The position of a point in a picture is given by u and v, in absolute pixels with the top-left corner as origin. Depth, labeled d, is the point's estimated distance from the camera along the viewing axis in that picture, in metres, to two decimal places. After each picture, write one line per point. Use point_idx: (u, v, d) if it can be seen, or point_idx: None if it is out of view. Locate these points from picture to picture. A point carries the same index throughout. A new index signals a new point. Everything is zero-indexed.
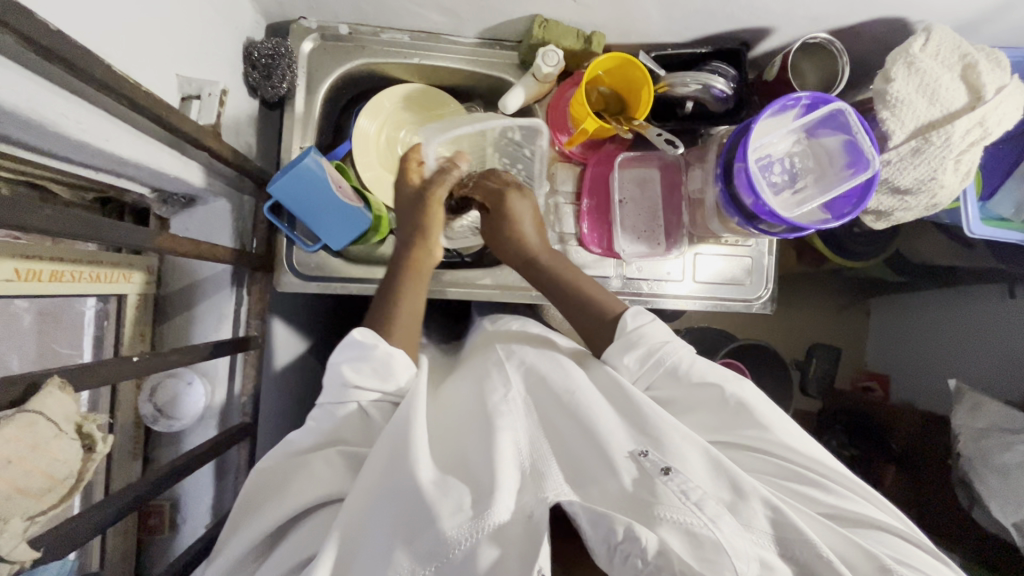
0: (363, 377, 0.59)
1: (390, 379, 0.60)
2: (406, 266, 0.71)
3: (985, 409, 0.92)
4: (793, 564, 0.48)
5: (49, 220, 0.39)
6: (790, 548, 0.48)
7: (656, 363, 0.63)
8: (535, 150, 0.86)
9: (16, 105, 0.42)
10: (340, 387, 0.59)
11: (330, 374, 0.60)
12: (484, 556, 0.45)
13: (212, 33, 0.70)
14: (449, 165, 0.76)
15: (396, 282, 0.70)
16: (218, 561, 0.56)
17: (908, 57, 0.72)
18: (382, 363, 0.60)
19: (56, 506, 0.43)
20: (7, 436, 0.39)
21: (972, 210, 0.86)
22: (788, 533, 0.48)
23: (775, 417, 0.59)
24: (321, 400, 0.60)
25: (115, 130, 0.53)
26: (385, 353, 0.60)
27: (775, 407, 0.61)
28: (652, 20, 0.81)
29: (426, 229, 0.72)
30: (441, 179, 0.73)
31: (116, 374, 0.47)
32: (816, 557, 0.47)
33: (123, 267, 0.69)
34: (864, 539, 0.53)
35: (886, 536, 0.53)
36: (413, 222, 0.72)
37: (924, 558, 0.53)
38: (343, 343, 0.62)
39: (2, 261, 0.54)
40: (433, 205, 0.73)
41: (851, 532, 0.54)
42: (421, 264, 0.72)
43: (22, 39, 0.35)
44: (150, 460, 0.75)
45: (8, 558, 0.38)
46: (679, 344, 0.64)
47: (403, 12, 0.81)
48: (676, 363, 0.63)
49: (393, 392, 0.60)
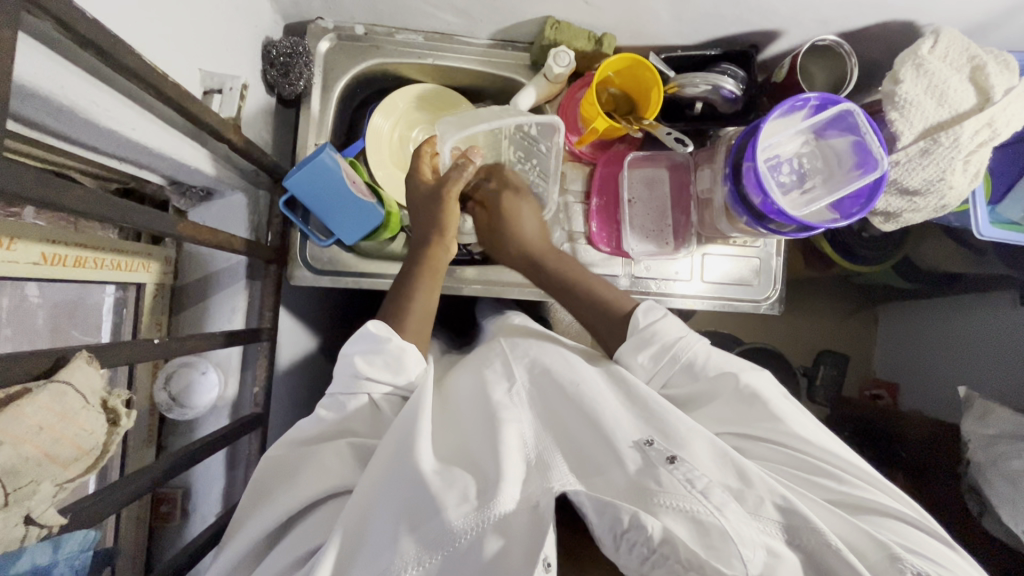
0: (375, 369, 0.60)
1: (402, 373, 0.61)
2: (424, 267, 0.72)
3: (995, 416, 0.92)
4: (802, 552, 0.48)
5: (79, 201, 0.40)
6: (798, 536, 0.48)
7: (671, 359, 0.64)
8: (551, 147, 0.83)
9: (50, 90, 0.44)
10: (352, 378, 0.60)
11: (342, 365, 0.61)
12: (490, 545, 0.45)
13: (232, 30, 0.72)
14: (464, 162, 0.74)
15: (412, 278, 0.71)
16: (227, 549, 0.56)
17: (916, 58, 0.73)
18: (394, 358, 0.61)
19: (79, 476, 0.45)
20: (40, 404, 0.40)
21: (981, 213, 0.86)
22: (797, 522, 0.48)
23: (789, 410, 0.60)
24: (332, 390, 0.61)
25: (140, 119, 0.55)
26: (398, 348, 0.61)
27: (789, 400, 0.62)
28: (662, 22, 0.82)
29: (442, 226, 0.73)
30: (455, 176, 0.73)
31: (138, 353, 0.48)
32: (824, 545, 0.47)
33: (143, 256, 0.70)
34: (877, 527, 0.53)
35: (899, 526, 0.53)
36: (429, 220, 0.73)
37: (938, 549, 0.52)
38: (356, 335, 0.62)
39: (30, 245, 0.57)
40: (448, 203, 0.73)
41: (861, 519, 0.54)
42: (436, 262, 0.73)
43: (60, 24, 0.37)
44: (163, 447, 0.76)
45: (38, 521, 0.40)
46: (695, 338, 0.65)
47: (418, 12, 0.83)
48: (691, 359, 0.64)
49: (404, 386, 0.61)
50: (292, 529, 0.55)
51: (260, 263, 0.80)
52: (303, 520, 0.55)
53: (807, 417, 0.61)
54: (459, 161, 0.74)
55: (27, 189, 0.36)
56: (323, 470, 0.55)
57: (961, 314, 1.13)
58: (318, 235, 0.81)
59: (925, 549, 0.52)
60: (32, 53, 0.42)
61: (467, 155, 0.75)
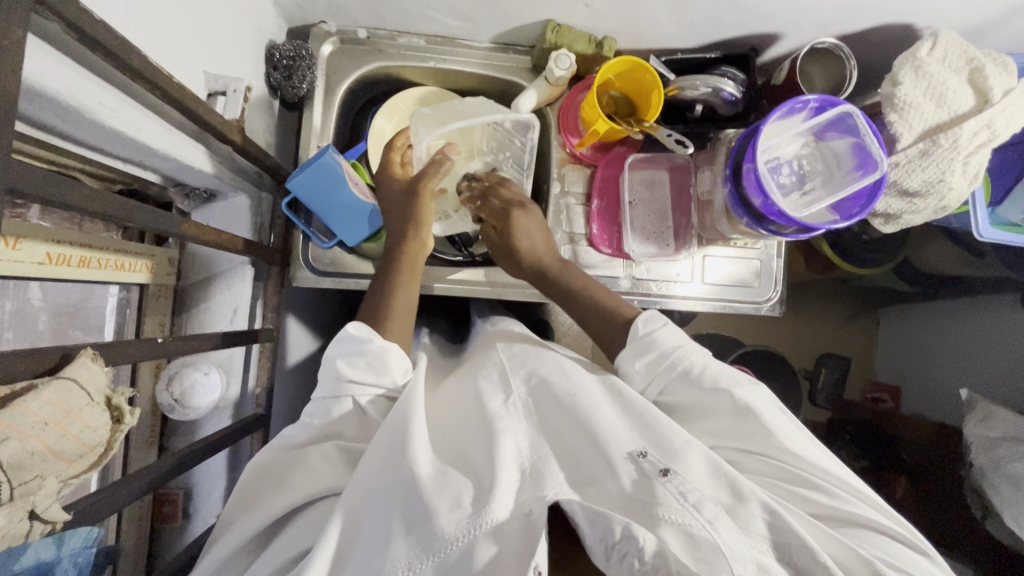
0: (358, 372, 0.60)
1: (385, 374, 0.61)
2: (402, 262, 0.72)
3: (997, 418, 0.92)
4: (790, 566, 0.48)
5: (84, 199, 0.41)
6: (790, 553, 0.48)
7: (668, 366, 0.64)
8: (525, 142, 0.83)
9: (58, 91, 0.45)
10: (336, 382, 0.60)
11: (326, 368, 0.62)
12: (482, 552, 0.44)
13: (236, 34, 0.72)
14: (441, 159, 0.75)
15: (392, 276, 0.71)
16: (218, 552, 0.55)
17: (915, 61, 0.73)
18: (376, 358, 0.61)
19: (84, 472, 0.45)
20: (46, 399, 0.41)
21: (981, 213, 0.86)
22: (786, 537, 0.48)
23: (782, 424, 0.59)
24: (316, 395, 0.61)
25: (146, 121, 0.55)
26: (380, 349, 0.62)
27: (783, 413, 0.61)
28: (662, 24, 0.83)
29: (416, 219, 0.74)
30: (431, 170, 0.74)
31: (142, 351, 0.49)
32: (813, 560, 0.47)
33: (146, 257, 0.71)
34: (862, 542, 0.52)
35: (884, 540, 0.53)
36: (405, 215, 0.74)
37: (923, 565, 0.52)
38: (338, 339, 0.64)
39: (37, 245, 0.57)
40: (424, 198, 0.74)
41: (846, 533, 0.53)
42: (414, 258, 0.73)
43: (68, 25, 0.37)
44: (165, 449, 0.77)
45: (43, 517, 0.40)
46: (693, 347, 0.65)
47: (421, 16, 0.83)
48: (689, 367, 0.63)
49: (391, 388, 0.61)
50: (286, 528, 0.55)
51: (263, 264, 0.80)
52: (296, 520, 0.55)
53: (801, 432, 0.60)
54: (436, 157, 0.76)
55: (36, 188, 0.36)
56: (320, 470, 0.55)
57: (962, 316, 1.13)
58: (319, 235, 0.81)
59: (912, 566, 0.51)
60: (40, 54, 0.42)
61: (445, 151, 0.76)
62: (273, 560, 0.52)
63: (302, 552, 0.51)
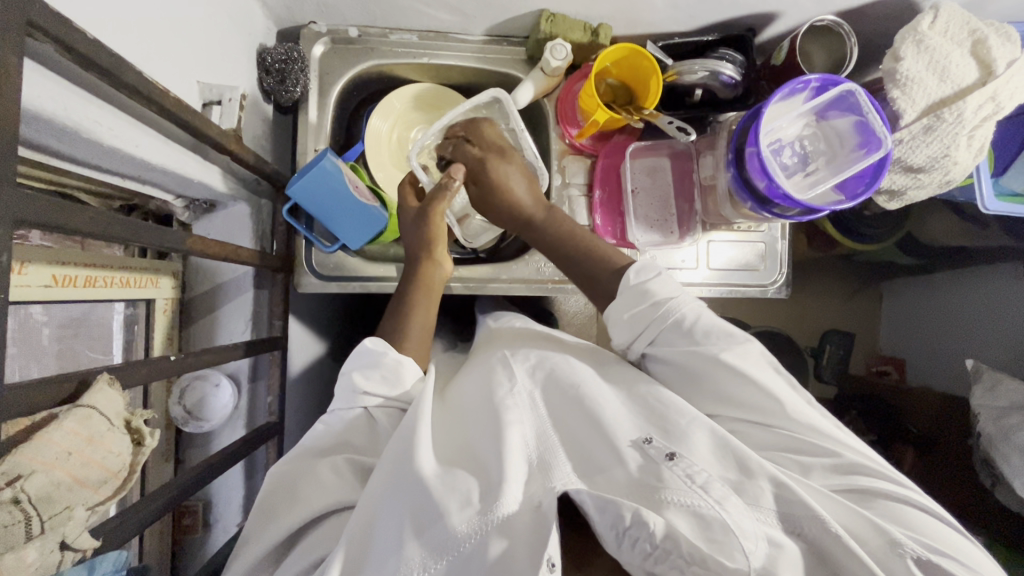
0: (373, 383, 0.60)
1: (398, 385, 0.61)
2: (420, 284, 0.73)
3: (1003, 387, 0.92)
4: (812, 545, 0.47)
5: (91, 223, 0.40)
6: (798, 525, 0.47)
7: (664, 314, 0.64)
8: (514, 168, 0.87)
9: (55, 113, 0.44)
10: (350, 393, 0.60)
11: (341, 382, 0.62)
12: (493, 548, 0.44)
13: (226, 39, 0.71)
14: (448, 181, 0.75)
15: (409, 298, 0.71)
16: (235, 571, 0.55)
17: (917, 35, 0.72)
18: (390, 371, 0.61)
19: (110, 499, 0.45)
20: (67, 429, 0.41)
21: (985, 186, 0.86)
22: (796, 511, 0.48)
23: (777, 384, 0.58)
24: (332, 406, 0.61)
25: (143, 136, 0.55)
26: (395, 361, 0.62)
27: (783, 376, 0.60)
28: (658, 9, 0.81)
29: (432, 243, 0.74)
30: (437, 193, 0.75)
31: (155, 370, 0.49)
32: (824, 532, 0.47)
33: (150, 272, 0.71)
34: (873, 512, 0.51)
35: (906, 510, 0.51)
36: (417, 237, 0.75)
37: (945, 530, 0.51)
38: (354, 353, 0.64)
39: (40, 267, 0.57)
40: (435, 220, 0.74)
41: (858, 503, 0.52)
42: (430, 280, 0.74)
43: (61, 47, 0.37)
44: (182, 460, 0.78)
45: (73, 546, 0.40)
46: (685, 298, 0.64)
47: (412, 11, 0.82)
48: (681, 317, 0.63)
49: (399, 398, 0.61)
50: (304, 534, 0.54)
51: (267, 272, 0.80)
52: (311, 532, 0.54)
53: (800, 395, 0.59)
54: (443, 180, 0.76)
55: (42, 218, 0.36)
56: (331, 482, 0.55)
57: (964, 286, 1.13)
58: (321, 241, 0.81)
59: (934, 532, 0.50)
60: (36, 77, 0.42)
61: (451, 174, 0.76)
62: (298, 564, 0.52)
63: (320, 559, 0.51)
